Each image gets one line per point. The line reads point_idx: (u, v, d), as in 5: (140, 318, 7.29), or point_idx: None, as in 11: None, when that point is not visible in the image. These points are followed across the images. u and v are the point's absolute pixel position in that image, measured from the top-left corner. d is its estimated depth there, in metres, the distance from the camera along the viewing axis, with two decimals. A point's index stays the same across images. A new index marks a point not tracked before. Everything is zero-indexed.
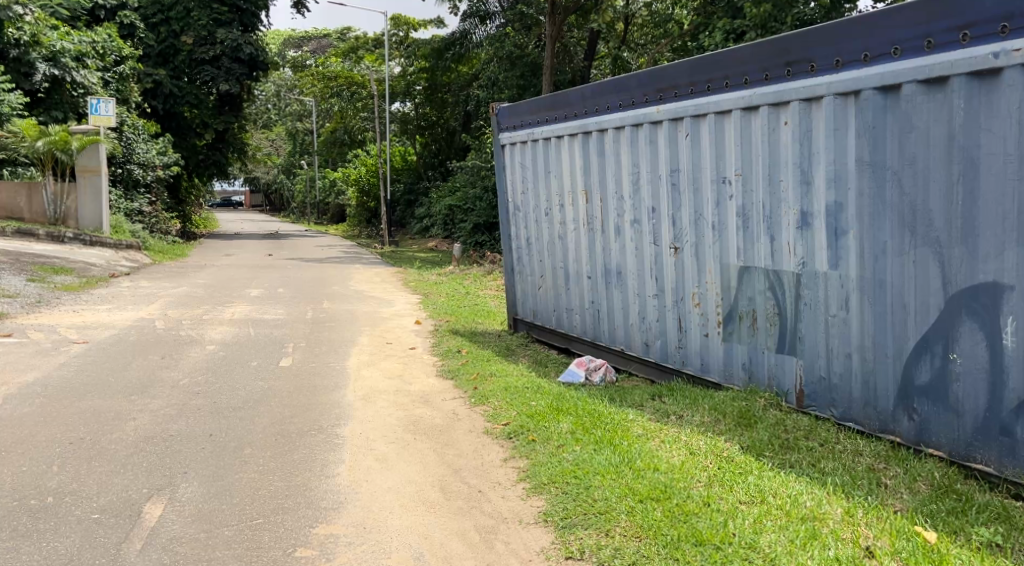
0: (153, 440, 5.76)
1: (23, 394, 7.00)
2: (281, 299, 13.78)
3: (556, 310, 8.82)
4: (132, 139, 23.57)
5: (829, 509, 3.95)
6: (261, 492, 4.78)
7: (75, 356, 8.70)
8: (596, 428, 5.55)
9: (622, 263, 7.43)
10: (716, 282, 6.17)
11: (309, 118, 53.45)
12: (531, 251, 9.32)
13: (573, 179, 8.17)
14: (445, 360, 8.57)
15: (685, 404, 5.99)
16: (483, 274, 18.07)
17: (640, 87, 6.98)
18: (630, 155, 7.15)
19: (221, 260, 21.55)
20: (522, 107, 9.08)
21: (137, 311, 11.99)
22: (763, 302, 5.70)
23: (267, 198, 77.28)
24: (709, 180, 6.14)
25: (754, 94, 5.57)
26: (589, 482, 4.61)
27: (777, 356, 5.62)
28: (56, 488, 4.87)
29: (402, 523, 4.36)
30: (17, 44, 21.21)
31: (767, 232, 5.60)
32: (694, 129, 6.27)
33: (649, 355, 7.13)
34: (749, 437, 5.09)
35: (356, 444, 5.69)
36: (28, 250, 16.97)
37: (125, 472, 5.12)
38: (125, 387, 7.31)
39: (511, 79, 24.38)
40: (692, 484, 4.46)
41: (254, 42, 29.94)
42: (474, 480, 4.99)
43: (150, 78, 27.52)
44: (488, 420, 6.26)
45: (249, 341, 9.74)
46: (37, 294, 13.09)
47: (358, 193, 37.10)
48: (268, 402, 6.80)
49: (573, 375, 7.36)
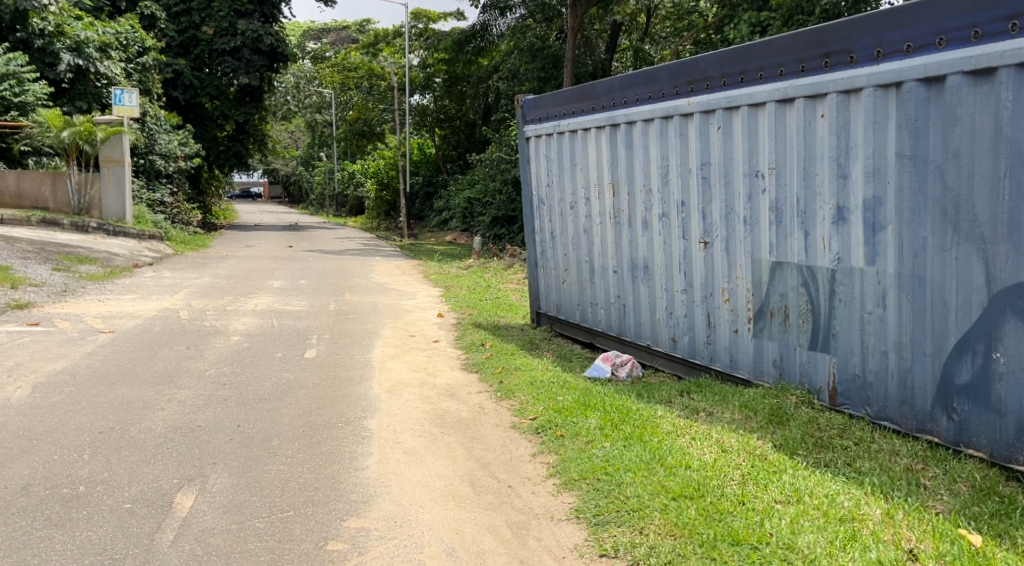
0: (182, 431, 5.76)
1: (52, 382, 7.05)
2: (303, 291, 13.78)
3: (580, 305, 8.77)
4: (154, 129, 23.72)
5: (867, 510, 3.89)
6: (291, 484, 4.77)
7: (102, 346, 8.74)
8: (625, 424, 5.51)
9: (650, 257, 7.36)
10: (747, 278, 6.10)
11: (327, 110, 53.44)
12: (555, 245, 9.26)
13: (600, 172, 8.10)
14: (469, 353, 8.55)
15: (714, 402, 5.93)
16: (503, 267, 18.05)
17: (670, 79, 6.90)
18: (659, 148, 7.08)
19: (243, 251, 21.60)
20: (547, 99, 9.01)
21: (161, 301, 12.07)
22: (796, 299, 5.63)
23: (285, 190, 77.79)
24: (741, 174, 6.07)
25: (790, 86, 5.49)
26: (620, 479, 4.57)
27: (808, 353, 5.55)
28: (87, 477, 4.89)
29: (432, 518, 4.33)
30: (42, 34, 21.65)
31: (800, 227, 5.53)
32: (726, 122, 6.20)
33: (676, 351, 7.08)
34: (782, 434, 5.03)
35: (383, 437, 5.67)
36: (52, 239, 17.09)
37: (155, 463, 5.13)
38: (152, 377, 7.33)
39: (531, 71, 24.39)
40: (725, 481, 4.42)
41: (275, 33, 29.82)
42: (503, 475, 4.95)
43: (170, 69, 27.66)
44: (515, 415, 6.23)
45: (274, 332, 9.77)
46: (63, 283, 13.17)
47: (378, 185, 37.20)
48: (294, 394, 6.80)
49: (598, 370, 7.31)
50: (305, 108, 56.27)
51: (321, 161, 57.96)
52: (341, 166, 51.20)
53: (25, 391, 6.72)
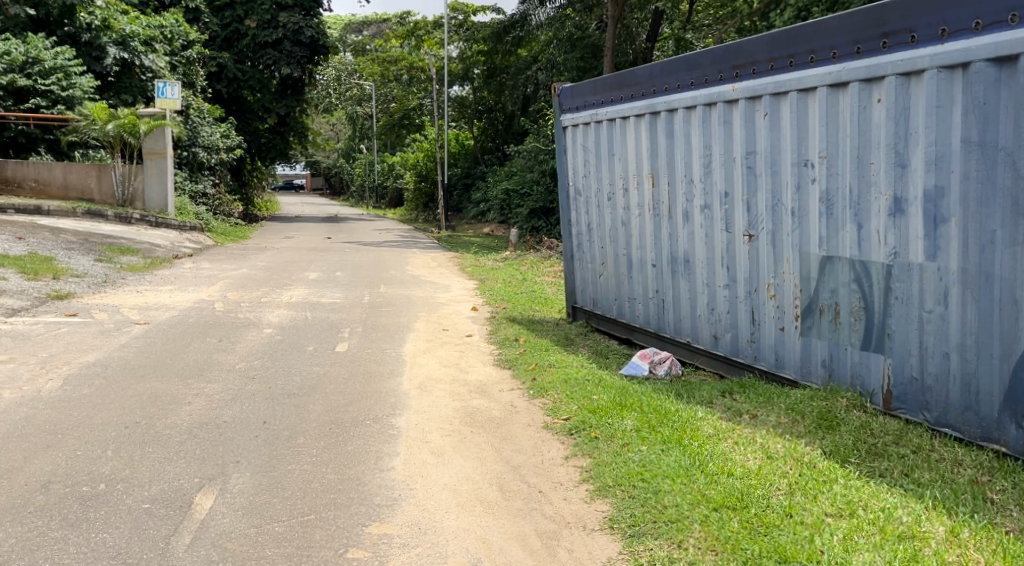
0: (207, 427, 5.62)
1: (83, 374, 6.98)
2: (338, 283, 13.70)
3: (617, 299, 8.49)
4: (196, 122, 23.86)
5: (930, 528, 3.58)
6: (313, 485, 4.58)
7: (136, 337, 8.68)
8: (664, 426, 5.25)
9: (691, 250, 7.07)
10: (795, 273, 5.82)
11: (367, 102, 53.60)
12: (592, 237, 8.99)
13: (638, 162, 7.81)
14: (502, 349, 8.31)
15: (759, 403, 5.65)
16: (540, 260, 17.79)
17: (714, 63, 6.60)
18: (701, 137, 6.78)
19: (281, 243, 21.65)
20: (585, 86, 8.72)
21: (198, 293, 12.04)
22: (847, 295, 5.32)
23: (326, 182, 78.43)
24: (790, 163, 5.76)
25: (844, 68, 5.16)
26: (658, 487, 4.31)
27: (861, 354, 5.23)
28: (108, 475, 4.75)
29: (459, 525, 4.11)
30: (89, 28, 21.85)
31: (853, 219, 5.21)
32: (774, 109, 5.89)
33: (718, 349, 6.80)
34: (832, 440, 4.73)
35: (410, 436, 5.47)
36: (96, 230, 17.24)
37: (178, 460, 4.98)
38: (183, 370, 7.23)
39: (570, 61, 24.06)
40: (771, 492, 4.13)
41: (316, 25, 29.91)
42: (534, 479, 4.71)
43: (214, 63, 28.16)
44: (548, 414, 5.98)
45: (307, 324, 9.65)
46: (104, 274, 13.22)
47: (416, 177, 37.17)
48: (323, 389, 6.63)
49: (636, 368, 7.03)
50: (345, 100, 56.52)
51: (362, 153, 58.26)
52: (382, 158, 51.41)
53: (56, 383, 6.65)
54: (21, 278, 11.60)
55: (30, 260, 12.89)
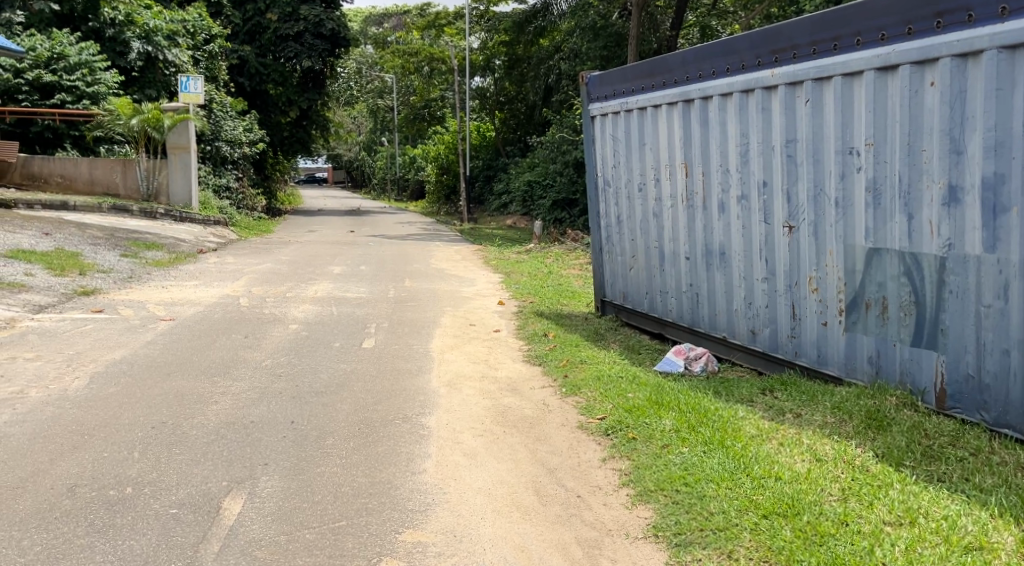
0: (234, 427, 5.47)
1: (109, 372, 6.88)
2: (363, 277, 13.59)
3: (648, 293, 8.29)
4: (219, 116, 23.93)
5: (998, 538, 3.38)
6: (344, 490, 4.41)
7: (162, 334, 8.57)
8: (704, 426, 5.06)
9: (727, 242, 6.87)
10: (839, 265, 5.61)
11: (388, 95, 53.54)
12: (621, 229, 8.79)
13: (671, 151, 7.59)
14: (531, 345, 8.13)
15: (802, 402, 5.45)
16: (565, 252, 17.58)
17: (752, 48, 6.38)
18: (738, 124, 6.56)
19: (305, 236, 21.62)
20: (614, 74, 8.50)
21: (223, 288, 11.95)
22: (896, 290, 5.11)
23: (348, 175, 78.63)
24: (833, 151, 5.54)
25: (894, 50, 4.93)
26: (702, 492, 4.14)
27: (911, 351, 5.03)
28: (135, 478, 4.56)
29: (495, 532, 3.95)
30: (113, 23, 21.99)
31: (903, 209, 4.98)
32: (816, 94, 5.67)
33: (756, 344, 6.60)
34: (883, 440, 4.52)
35: (441, 437, 5.31)
36: (121, 225, 17.25)
37: (205, 462, 4.81)
38: (208, 368, 7.10)
39: (594, 50, 23.75)
40: (823, 497, 3.94)
41: (337, 18, 29.82)
42: (572, 482, 4.54)
43: (235, 55, 28.07)
44: (582, 413, 5.79)
45: (332, 320, 9.53)
46: (129, 269, 13.19)
47: (438, 169, 37.06)
48: (350, 387, 6.48)
49: (671, 365, 6.84)
50: (366, 94, 56.63)
51: (383, 146, 58.24)
52: (403, 151, 51.36)
53: (82, 383, 6.54)
54: (47, 274, 11.56)
55: (56, 256, 12.87)
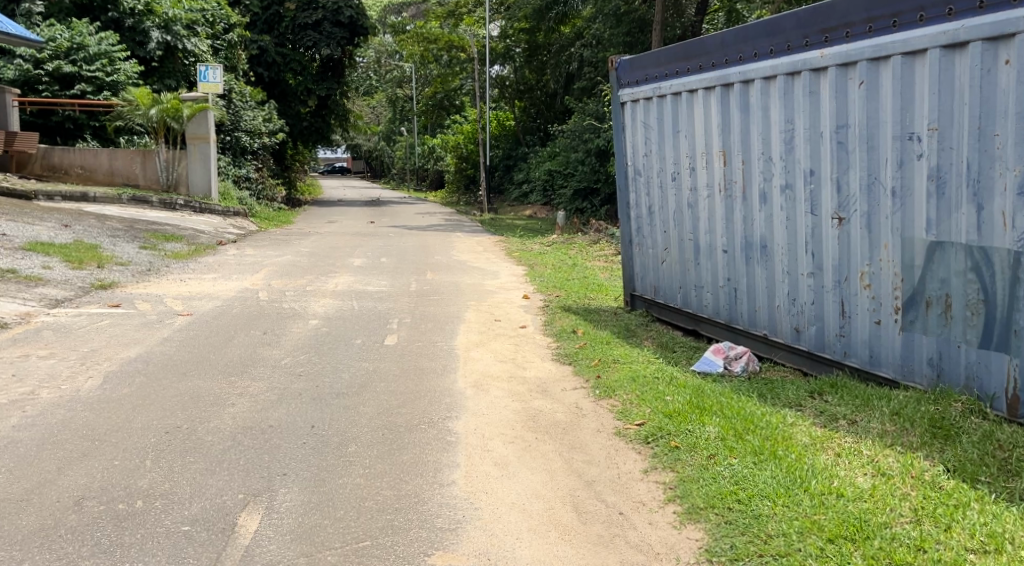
0: (252, 432, 5.14)
1: (124, 371, 6.60)
2: (383, 270, 13.30)
3: (681, 287, 7.91)
4: (239, 106, 23.67)
5: None
6: (368, 504, 4.09)
7: (179, 330, 8.29)
8: (752, 434, 4.70)
9: (769, 234, 6.48)
10: (895, 260, 5.26)
11: (407, 84, 53.25)
12: (653, 220, 8.40)
13: (707, 138, 7.21)
14: (560, 342, 7.77)
15: (857, 407, 5.08)
16: (589, 243, 17.18)
17: (799, 27, 6.01)
18: (782, 109, 6.19)
19: (324, 227, 21.34)
20: (647, 58, 8.11)
21: (242, 281, 11.68)
22: (961, 287, 4.80)
23: (368, 165, 78.49)
24: (890, 136, 5.21)
25: (963, 26, 4.65)
26: (758, 511, 3.79)
27: (979, 353, 4.72)
28: (146, 489, 4.22)
29: (531, 555, 3.63)
30: (132, 14, 21.70)
31: (971, 199, 4.70)
32: (872, 76, 5.33)
33: (800, 343, 6.23)
34: (953, 452, 4.19)
35: (470, 444, 4.98)
36: (141, 217, 17.05)
37: (221, 472, 4.46)
38: (226, 366, 6.81)
39: (617, 36, 23.30)
40: (894, 518, 3.61)
41: (355, 5, 29.51)
42: (613, 497, 4.20)
43: (255, 45, 27.76)
44: (618, 418, 5.44)
45: (354, 315, 9.23)
46: (148, 261, 12.96)
47: (457, 159, 36.69)
48: (373, 388, 6.17)
49: (709, 365, 6.46)
50: (385, 83, 56.46)
51: (402, 136, 57.98)
52: (422, 140, 51.00)
53: (96, 382, 6.25)
54: (66, 267, 11.37)
55: (75, 248, 12.68)
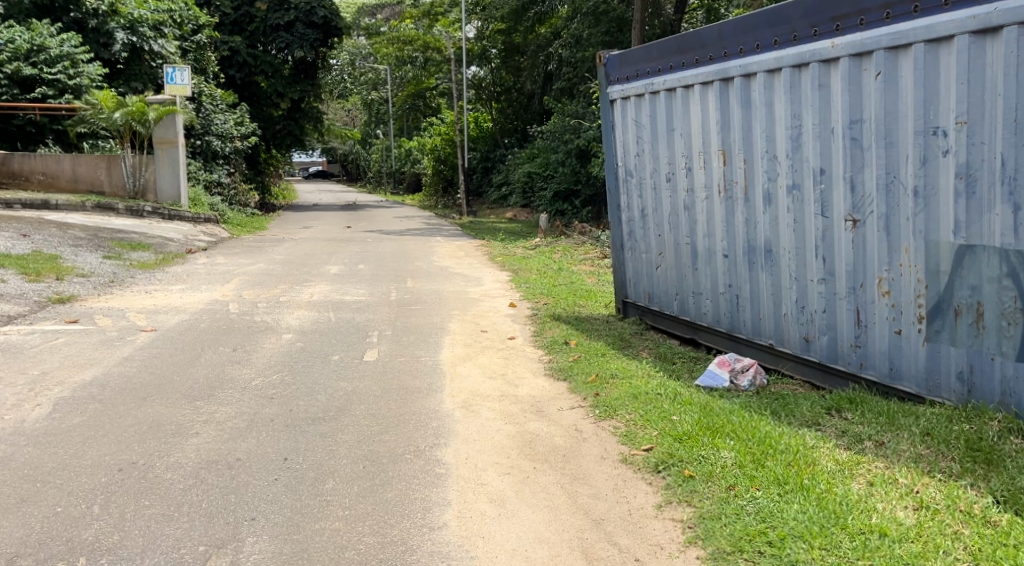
0: (216, 468, 4.62)
1: (77, 397, 6.04)
2: (362, 277, 12.75)
3: (678, 294, 7.49)
4: (209, 109, 23.03)
5: None
6: (348, 555, 3.61)
7: (140, 348, 7.72)
8: (772, 460, 4.26)
9: (774, 238, 6.06)
10: (919, 266, 4.85)
11: (383, 86, 52.53)
12: (646, 223, 7.96)
13: (705, 137, 6.78)
14: (552, 355, 7.29)
15: (883, 425, 4.65)
16: (574, 246, 16.75)
17: (807, 17, 5.60)
18: (788, 104, 5.78)
19: (300, 233, 20.75)
20: (638, 53, 7.69)
21: (211, 293, 11.08)
22: (994, 294, 4.41)
23: (343, 168, 77.72)
24: (912, 132, 4.80)
25: (996, 10, 4.26)
26: (793, 556, 3.35)
27: (1016, 366, 4.32)
28: (93, 543, 3.71)
29: None
30: (96, 14, 20.92)
31: (1006, 199, 4.30)
32: (890, 66, 4.91)
33: (810, 353, 5.81)
34: (999, 480, 3.77)
35: (462, 476, 4.51)
36: (107, 225, 16.37)
37: (180, 519, 3.95)
38: (190, 390, 6.27)
39: (596, 35, 22.85)
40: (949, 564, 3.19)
41: (328, 5, 28.88)
42: (626, 540, 3.75)
43: (225, 46, 27.06)
44: (623, 443, 4.98)
45: (330, 328, 8.68)
46: (111, 272, 12.32)
47: (434, 161, 36.13)
48: (352, 412, 5.68)
49: (714, 379, 6.03)
50: (360, 85, 55.68)
51: (378, 138, 57.22)
52: (399, 143, 50.39)
53: (43, 411, 5.69)
54: (21, 280, 10.72)
55: (32, 259, 12.01)
